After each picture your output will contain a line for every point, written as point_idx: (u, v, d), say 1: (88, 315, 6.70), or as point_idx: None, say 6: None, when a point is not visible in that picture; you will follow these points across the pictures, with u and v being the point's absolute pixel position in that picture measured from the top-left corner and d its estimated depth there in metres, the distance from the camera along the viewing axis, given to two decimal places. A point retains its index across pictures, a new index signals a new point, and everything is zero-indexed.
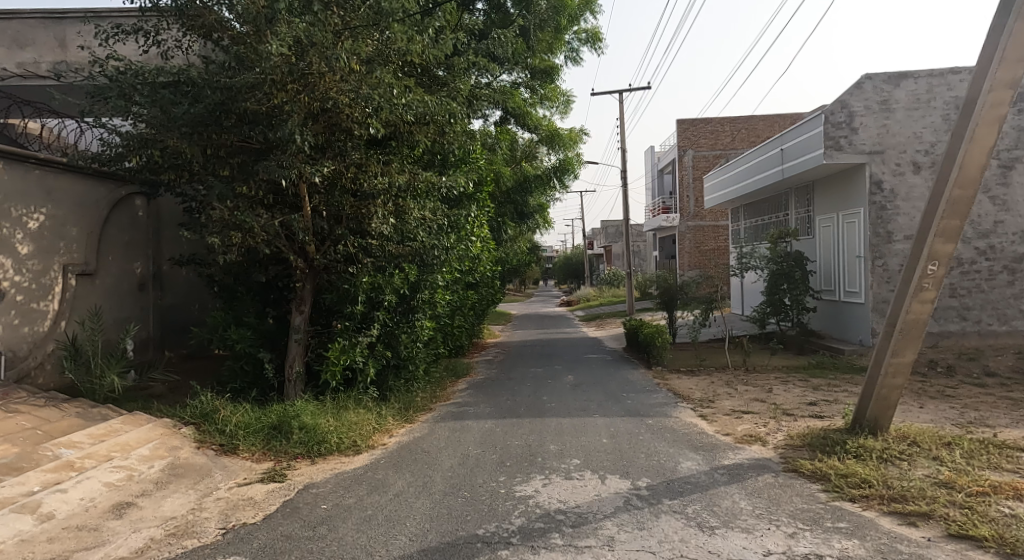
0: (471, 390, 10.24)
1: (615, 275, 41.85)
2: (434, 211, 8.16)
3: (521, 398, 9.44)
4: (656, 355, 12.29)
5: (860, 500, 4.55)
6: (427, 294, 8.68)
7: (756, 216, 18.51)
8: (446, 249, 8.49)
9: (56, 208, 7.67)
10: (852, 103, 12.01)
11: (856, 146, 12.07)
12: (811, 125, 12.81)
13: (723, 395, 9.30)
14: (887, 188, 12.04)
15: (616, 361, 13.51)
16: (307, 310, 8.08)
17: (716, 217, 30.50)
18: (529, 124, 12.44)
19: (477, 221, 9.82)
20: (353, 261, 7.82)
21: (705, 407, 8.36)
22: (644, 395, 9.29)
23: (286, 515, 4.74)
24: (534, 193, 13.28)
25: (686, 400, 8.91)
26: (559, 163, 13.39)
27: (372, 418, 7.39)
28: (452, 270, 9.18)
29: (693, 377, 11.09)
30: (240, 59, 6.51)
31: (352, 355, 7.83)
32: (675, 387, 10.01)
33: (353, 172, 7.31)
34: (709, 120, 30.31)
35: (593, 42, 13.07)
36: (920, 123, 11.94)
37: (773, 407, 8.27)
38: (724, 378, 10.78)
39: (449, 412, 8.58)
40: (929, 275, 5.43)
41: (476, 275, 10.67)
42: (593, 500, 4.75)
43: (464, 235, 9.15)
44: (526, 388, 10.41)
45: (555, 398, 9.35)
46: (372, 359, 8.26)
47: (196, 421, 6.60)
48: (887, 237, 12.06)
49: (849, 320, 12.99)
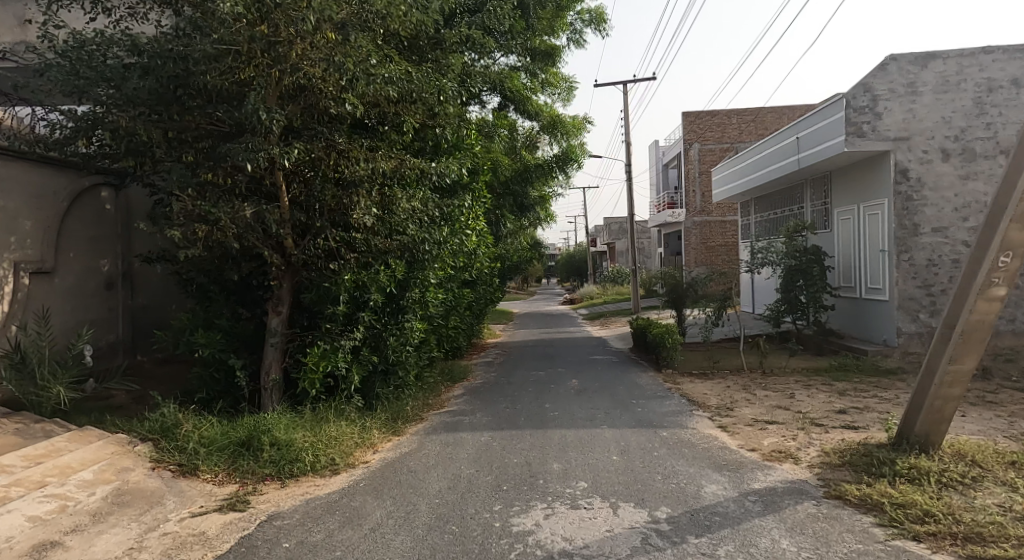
0: (467, 397, 9.46)
1: (619, 272, 41.28)
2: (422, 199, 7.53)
3: (522, 406, 8.64)
4: (666, 357, 11.51)
5: (927, 539, 3.78)
6: (421, 293, 7.96)
7: (768, 209, 17.70)
8: (439, 243, 7.78)
9: (7, 200, 6.95)
10: (876, 86, 11.28)
11: (880, 132, 11.31)
12: (831, 110, 12.02)
13: (742, 402, 8.53)
14: (913, 176, 11.23)
15: (624, 362, 12.73)
16: (285, 310, 7.38)
17: (723, 212, 29.67)
18: (529, 110, 11.58)
19: (473, 213, 8.95)
20: (335, 257, 7.24)
21: (725, 417, 7.57)
22: (655, 402, 8.53)
23: (238, 557, 3.98)
24: (536, 184, 12.27)
25: (702, 408, 8.15)
26: (561, 152, 12.43)
27: (355, 431, 6.63)
28: (445, 269, 8.41)
29: (706, 380, 10.39)
30: (197, 25, 5.74)
31: (333, 360, 7.09)
32: (688, 393, 9.25)
33: (335, 157, 6.85)
34: (715, 112, 29.50)
35: (597, 23, 12.28)
36: (950, 107, 11.15)
37: (800, 416, 7.49)
38: (740, 383, 10.08)
39: (441, 422, 7.82)
40: (1000, 269, 4.66)
41: (474, 271, 9.89)
42: (604, 538, 3.98)
43: (460, 228, 8.38)
44: (528, 394, 9.64)
45: (559, 406, 8.55)
46: (356, 364, 7.48)
47: (154, 438, 5.85)
48: (914, 229, 11.23)
49: (869, 318, 12.23)
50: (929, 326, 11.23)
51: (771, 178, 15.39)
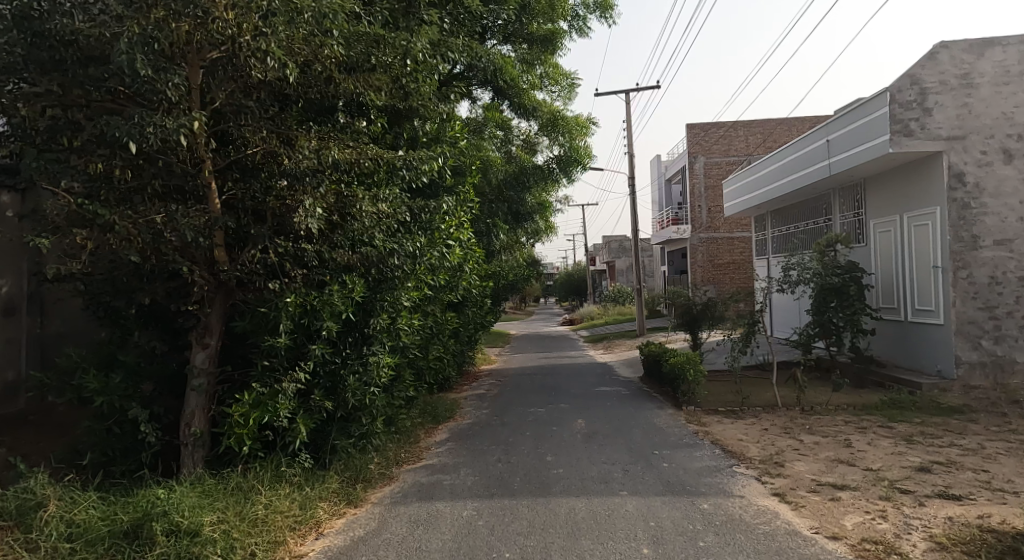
0: (450, 446, 7.77)
1: (619, 292, 39.96)
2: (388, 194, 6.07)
3: (518, 459, 6.97)
4: (687, 392, 9.87)
5: None
6: (391, 318, 6.36)
7: (789, 223, 16.14)
8: (410, 255, 6.20)
9: None
10: (924, 78, 9.84)
11: (930, 130, 9.80)
12: (872, 106, 10.52)
13: (791, 453, 6.87)
14: (971, 181, 9.70)
15: (636, 396, 11.06)
16: (215, 342, 5.78)
17: (730, 228, 28.21)
18: (527, 105, 10.06)
19: (458, 219, 7.38)
20: (278, 275, 5.70)
21: (777, 477, 5.92)
22: (683, 454, 6.90)
23: None
24: (534, 189, 10.66)
25: (743, 462, 6.52)
26: (563, 153, 10.82)
27: (292, 508, 4.96)
28: (423, 289, 6.85)
29: (737, 422, 8.75)
30: None
31: (270, 409, 5.44)
32: (721, 440, 7.59)
33: (277, 145, 5.58)
34: (720, 124, 28.18)
35: (602, 10, 10.83)
36: (1011, 101, 9.70)
37: (874, 476, 5.84)
38: (778, 425, 8.46)
39: (415, 486, 6.15)
40: None
41: (461, 289, 8.28)
42: None
43: (441, 238, 6.85)
44: (526, 440, 7.97)
45: (564, 459, 6.88)
46: (304, 413, 5.83)
47: (7, 526, 4.22)
48: (973, 242, 9.67)
49: (920, 345, 10.60)
50: (995, 355, 9.59)
51: (796, 187, 13.84)
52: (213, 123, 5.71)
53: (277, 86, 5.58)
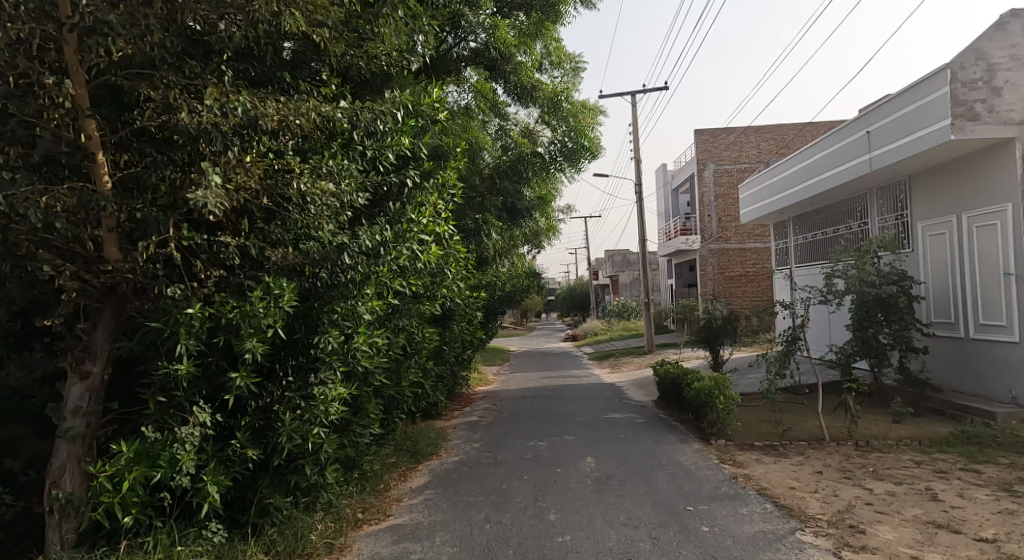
0: (428, 496, 6.20)
1: (624, 306, 38.38)
2: (334, 167, 4.69)
3: (514, 517, 5.41)
4: (716, 424, 8.29)
5: None
6: (345, 336, 4.89)
7: (816, 229, 14.63)
8: (360, 252, 4.79)
9: None
10: (991, 52, 8.43)
11: (1001, 114, 8.34)
12: (927, 88, 9.04)
13: (866, 510, 5.31)
14: None
15: (653, 426, 9.49)
16: (101, 369, 4.24)
17: (742, 239, 26.71)
18: (523, 82, 8.73)
19: (440, 209, 5.87)
20: (183, 278, 4.21)
21: (864, 551, 4.37)
22: (725, 513, 5.34)
23: None
24: (533, 182, 9.15)
25: (808, 526, 4.95)
26: (567, 142, 9.22)
27: None
28: (390, 299, 5.36)
29: (782, 462, 7.18)
30: None
31: (162, 465, 3.90)
32: (769, 490, 6.03)
33: (179, 99, 4.11)
34: (731, 130, 26.77)
35: None
36: None
37: (996, 551, 4.30)
38: (834, 466, 6.90)
39: None
40: None
41: (443, 297, 6.77)
42: None
43: (414, 232, 5.36)
44: (523, 486, 6.42)
45: (573, 517, 5.34)
46: (219, 467, 4.29)
47: None
48: None
49: (987, 366, 9.07)
50: None
51: (828, 187, 12.36)
52: (98, 73, 4.22)
53: (182, 21, 4.11)
